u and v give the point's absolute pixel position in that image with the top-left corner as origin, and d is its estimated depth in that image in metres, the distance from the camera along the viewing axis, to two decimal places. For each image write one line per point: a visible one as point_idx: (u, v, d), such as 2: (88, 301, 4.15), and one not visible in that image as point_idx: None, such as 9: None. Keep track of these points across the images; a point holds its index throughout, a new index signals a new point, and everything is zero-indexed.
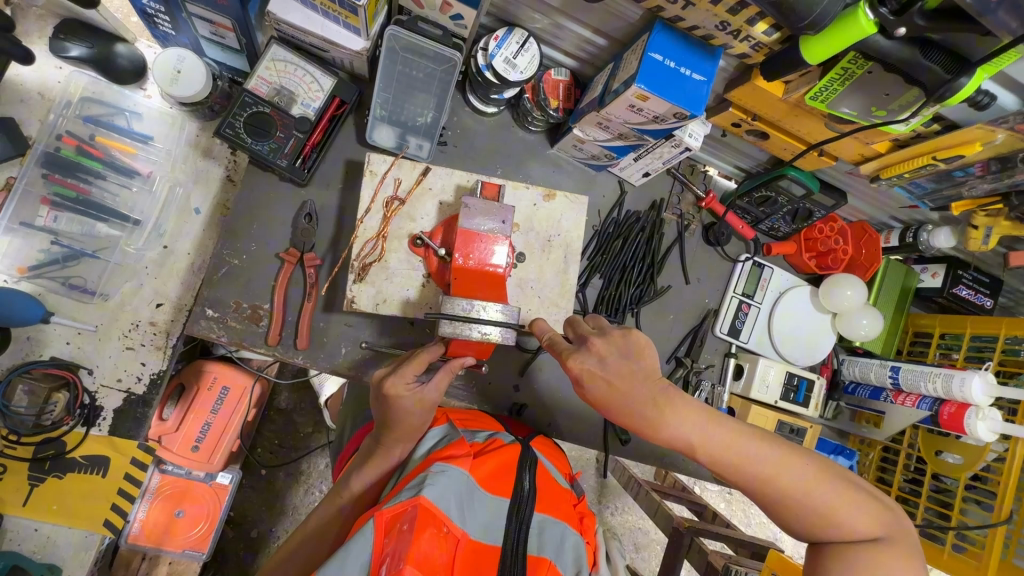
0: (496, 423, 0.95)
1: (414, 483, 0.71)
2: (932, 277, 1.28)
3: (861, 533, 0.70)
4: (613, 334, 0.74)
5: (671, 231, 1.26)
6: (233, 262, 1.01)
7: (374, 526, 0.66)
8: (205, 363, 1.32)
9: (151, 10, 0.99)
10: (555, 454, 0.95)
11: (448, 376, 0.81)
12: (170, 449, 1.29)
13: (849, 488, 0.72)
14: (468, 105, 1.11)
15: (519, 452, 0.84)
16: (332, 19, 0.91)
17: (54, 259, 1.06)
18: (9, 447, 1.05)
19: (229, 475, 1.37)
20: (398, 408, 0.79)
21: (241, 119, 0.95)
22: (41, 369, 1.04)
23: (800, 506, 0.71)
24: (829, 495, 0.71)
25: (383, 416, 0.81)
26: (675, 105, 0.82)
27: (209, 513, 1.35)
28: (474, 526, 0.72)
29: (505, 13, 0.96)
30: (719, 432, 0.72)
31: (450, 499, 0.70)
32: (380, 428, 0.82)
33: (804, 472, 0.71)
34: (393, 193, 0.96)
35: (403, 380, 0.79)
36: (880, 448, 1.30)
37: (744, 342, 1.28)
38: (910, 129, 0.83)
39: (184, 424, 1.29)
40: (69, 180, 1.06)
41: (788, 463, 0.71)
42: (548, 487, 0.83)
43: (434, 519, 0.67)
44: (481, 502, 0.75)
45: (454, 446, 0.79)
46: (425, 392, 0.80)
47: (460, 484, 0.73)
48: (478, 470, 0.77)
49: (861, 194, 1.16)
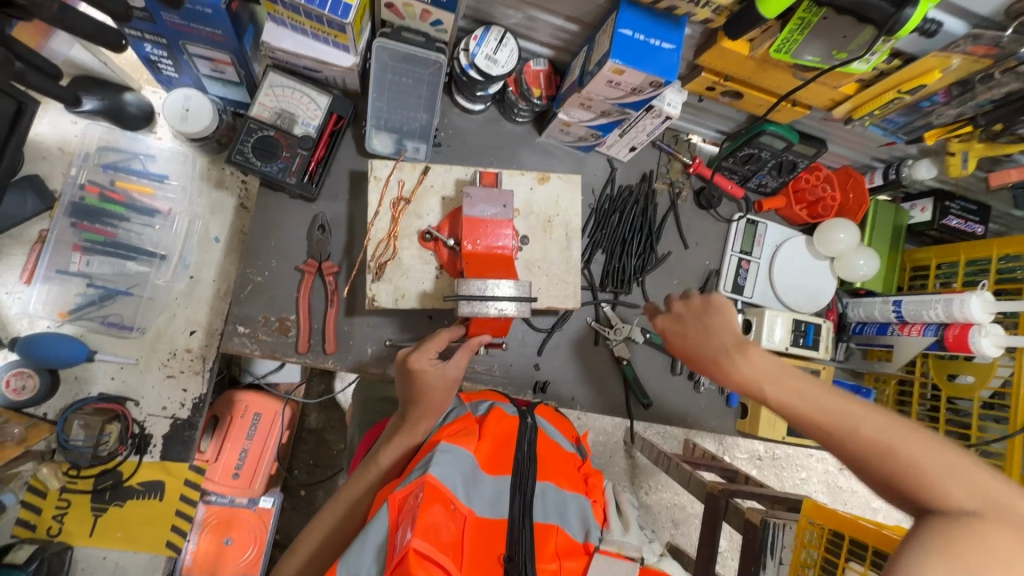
0: (499, 396, 0.99)
1: (421, 465, 0.77)
2: (921, 212, 1.33)
3: (954, 501, 0.62)
4: (693, 299, 0.85)
5: (663, 200, 1.31)
6: (257, 279, 1.07)
7: (387, 508, 0.72)
8: (234, 393, 1.40)
9: (155, 57, 1.06)
10: (560, 421, 1.00)
11: (468, 354, 0.89)
12: (212, 479, 1.36)
13: (943, 450, 0.65)
14: (456, 106, 1.18)
15: (518, 424, 0.88)
16: (322, 41, 0.98)
17: (90, 301, 1.14)
18: (70, 482, 1.12)
19: (271, 498, 1.42)
20: (423, 380, 0.87)
21: (249, 145, 1.02)
22: (93, 404, 1.12)
23: (880, 462, 0.66)
24: (915, 456, 0.65)
25: (410, 393, 0.88)
26: (649, 75, 0.88)
27: (256, 537, 1.39)
28: (479, 503, 0.77)
29: (481, 13, 1.03)
30: (793, 381, 0.73)
31: (455, 476, 0.75)
32: (405, 406, 0.88)
33: (888, 427, 0.67)
34: (399, 194, 1.02)
35: (426, 355, 0.87)
36: (895, 383, 1.34)
37: (748, 297, 1.33)
38: (871, 67, 0.88)
39: (223, 452, 1.37)
40: (97, 226, 1.14)
41: (865, 415, 0.68)
42: (551, 456, 0.87)
43: (441, 496, 0.71)
44: (485, 480, 0.80)
45: (457, 427, 0.84)
46: (447, 369, 0.87)
47: (464, 463, 0.78)
48: (480, 450, 0.82)
49: (841, 139, 1.21)
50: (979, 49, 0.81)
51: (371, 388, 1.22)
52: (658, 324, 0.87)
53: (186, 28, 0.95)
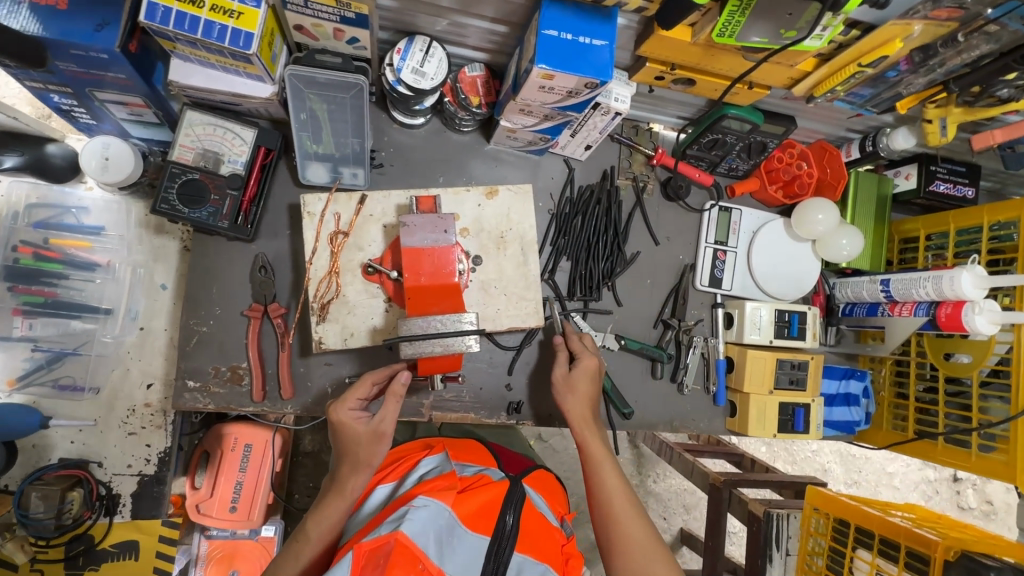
0: (489, 458, 0.95)
1: (394, 518, 0.70)
2: (906, 180, 1.24)
3: None
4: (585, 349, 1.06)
5: (629, 197, 1.24)
6: (202, 329, 1.02)
7: (351, 559, 0.65)
8: (221, 426, 1.23)
9: (67, 106, 1.00)
10: (550, 493, 0.95)
11: (394, 403, 0.85)
12: (209, 514, 1.23)
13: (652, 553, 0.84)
14: (394, 122, 1.11)
15: (507, 489, 0.79)
16: (233, 72, 0.91)
17: (38, 365, 1.09)
18: (41, 552, 1.10)
19: (274, 526, 1.32)
20: (348, 432, 0.84)
21: (174, 191, 0.96)
22: (53, 472, 1.08)
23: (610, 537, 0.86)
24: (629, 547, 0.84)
25: (340, 450, 0.85)
26: (583, 77, 0.80)
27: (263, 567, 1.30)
28: (452, 566, 0.69)
29: (403, 23, 0.95)
30: (597, 456, 0.93)
31: (430, 536, 0.68)
32: (338, 464, 0.84)
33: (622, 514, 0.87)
34: (336, 228, 0.96)
35: (352, 407, 0.87)
36: (891, 362, 1.27)
37: (727, 290, 1.26)
38: (827, 42, 0.80)
39: (217, 487, 1.23)
40: (34, 287, 1.07)
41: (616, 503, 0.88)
42: (535, 525, 0.79)
43: (410, 556, 0.65)
44: (462, 540, 0.72)
45: (440, 481, 0.78)
46: (377, 424, 0.84)
47: (442, 520, 0.70)
48: (463, 507, 0.74)
49: (810, 114, 1.12)
50: (940, 13, 0.73)
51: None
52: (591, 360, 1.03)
53: (88, 76, 0.89)
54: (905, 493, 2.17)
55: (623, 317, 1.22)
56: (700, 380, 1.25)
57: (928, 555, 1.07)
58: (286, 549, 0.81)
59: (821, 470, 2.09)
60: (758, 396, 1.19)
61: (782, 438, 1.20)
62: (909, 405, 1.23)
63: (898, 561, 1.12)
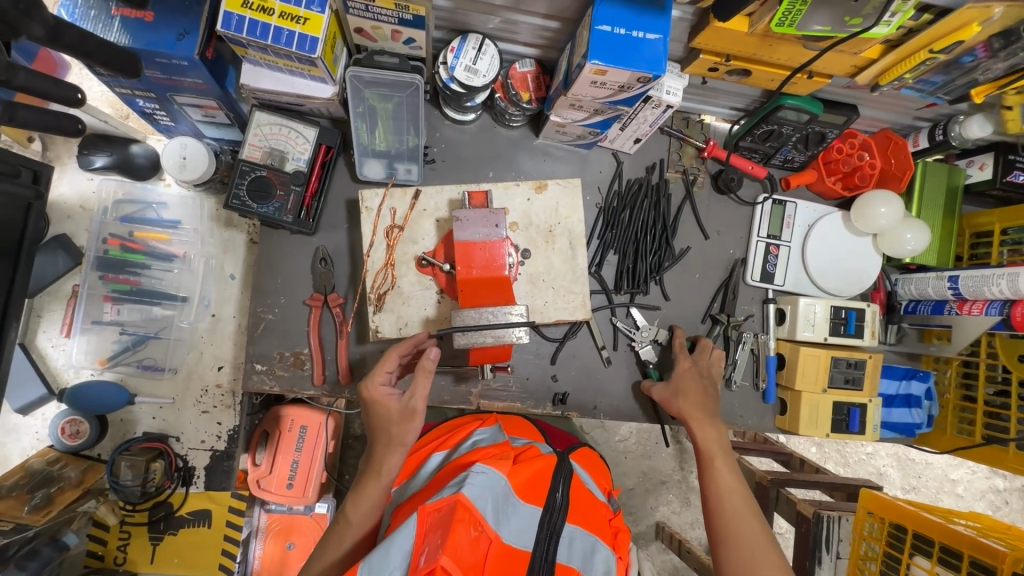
0: (537, 433, 0.98)
1: (455, 482, 0.71)
2: (980, 170, 1.17)
3: None
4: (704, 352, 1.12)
5: (678, 190, 1.23)
6: (268, 317, 1.09)
7: (416, 520, 0.65)
8: (279, 407, 1.26)
9: (150, 110, 1.09)
10: (596, 471, 0.97)
11: (427, 380, 0.85)
12: (269, 490, 1.22)
13: (771, 547, 0.84)
14: (446, 118, 1.14)
15: (556, 463, 0.83)
16: (298, 75, 0.96)
17: (125, 347, 1.21)
18: (128, 515, 1.20)
19: (327, 504, 1.29)
20: (382, 410, 0.86)
21: (244, 187, 1.02)
22: (139, 445, 1.19)
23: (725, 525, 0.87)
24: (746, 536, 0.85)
25: (374, 429, 0.86)
26: (636, 72, 0.80)
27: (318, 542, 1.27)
28: (507, 531, 0.72)
29: (457, 23, 0.98)
30: (715, 449, 0.96)
31: (489, 501, 0.70)
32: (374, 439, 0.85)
33: (738, 504, 0.89)
34: (392, 222, 1.01)
35: (383, 385, 0.88)
36: (958, 364, 1.21)
37: (780, 286, 1.23)
38: (896, 27, 0.77)
39: (275, 464, 1.23)
40: (122, 276, 1.19)
41: (735, 494, 0.90)
42: (581, 498, 0.82)
43: (471, 518, 0.65)
44: (515, 508, 0.74)
45: (494, 452, 0.80)
46: (410, 401, 0.85)
47: (499, 488, 0.72)
48: (516, 477, 0.77)
49: (874, 102, 1.07)
50: None
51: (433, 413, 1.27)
52: (691, 368, 1.08)
53: (170, 81, 0.96)
54: (970, 502, 2.05)
55: (670, 312, 1.22)
56: (749, 377, 1.23)
57: (993, 565, 1.02)
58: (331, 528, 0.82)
59: (876, 474, 2.01)
60: (810, 395, 1.16)
61: (836, 438, 1.17)
62: (977, 409, 1.17)
63: (960, 570, 1.07)
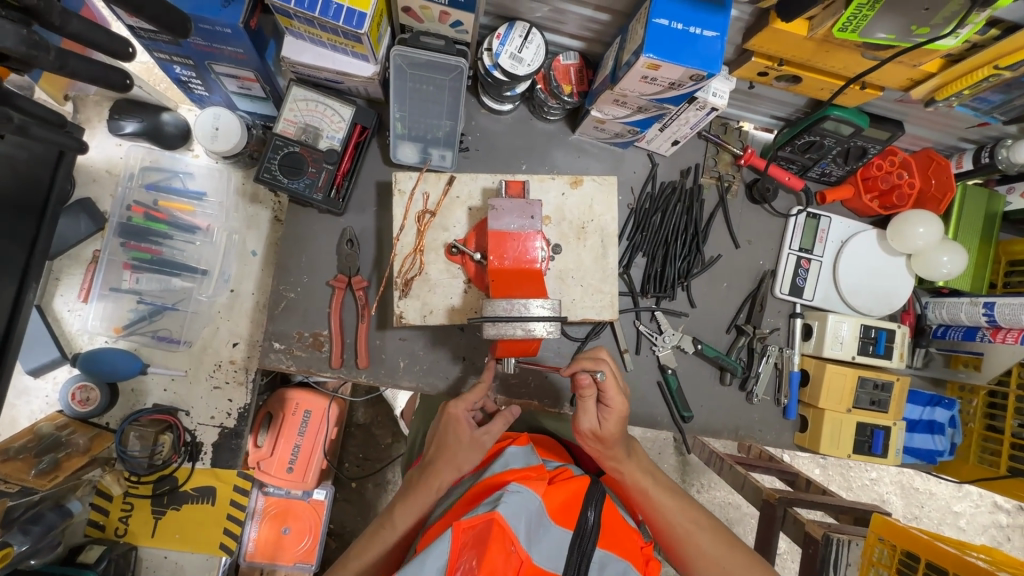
0: (565, 454, 0.94)
1: (489, 500, 0.67)
2: (1021, 198, 1.15)
3: None
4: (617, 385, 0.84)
5: (711, 196, 1.21)
6: (290, 295, 1.07)
7: (450, 537, 0.62)
8: (285, 389, 1.31)
9: (185, 78, 1.07)
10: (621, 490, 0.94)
11: (502, 422, 0.86)
12: (269, 472, 1.28)
13: (735, 548, 0.87)
14: (483, 107, 1.12)
15: (589, 485, 0.77)
16: (340, 52, 0.95)
17: (141, 316, 1.20)
18: (133, 486, 1.18)
19: (324, 490, 1.36)
20: (455, 431, 0.83)
21: (276, 162, 1.00)
22: (148, 416, 1.17)
23: (687, 547, 0.87)
24: (710, 546, 0.86)
25: (438, 443, 0.84)
26: (689, 68, 0.78)
27: (312, 527, 1.35)
28: (539, 554, 0.66)
29: (505, 10, 0.96)
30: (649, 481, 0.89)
31: (525, 520, 0.65)
32: (431, 455, 0.84)
33: (695, 518, 0.88)
34: (424, 207, 0.99)
35: (465, 403, 0.86)
36: (984, 394, 1.19)
37: (809, 300, 1.20)
38: (962, 41, 0.75)
39: (278, 448, 1.28)
40: (143, 245, 1.19)
41: (687, 515, 0.88)
42: (613, 523, 0.76)
43: (504, 540, 0.62)
44: (547, 530, 0.69)
45: (530, 471, 0.76)
46: (481, 434, 0.83)
47: (533, 507, 0.67)
48: (550, 498, 0.72)
49: (921, 119, 1.05)
50: None
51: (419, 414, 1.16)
52: (623, 403, 0.84)
53: (209, 49, 0.94)
54: (972, 536, 2.01)
55: (696, 319, 1.20)
56: (770, 391, 1.21)
57: None
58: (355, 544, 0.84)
59: (879, 501, 1.98)
60: (834, 414, 1.14)
61: (857, 460, 1.15)
62: (1002, 440, 1.14)
63: None
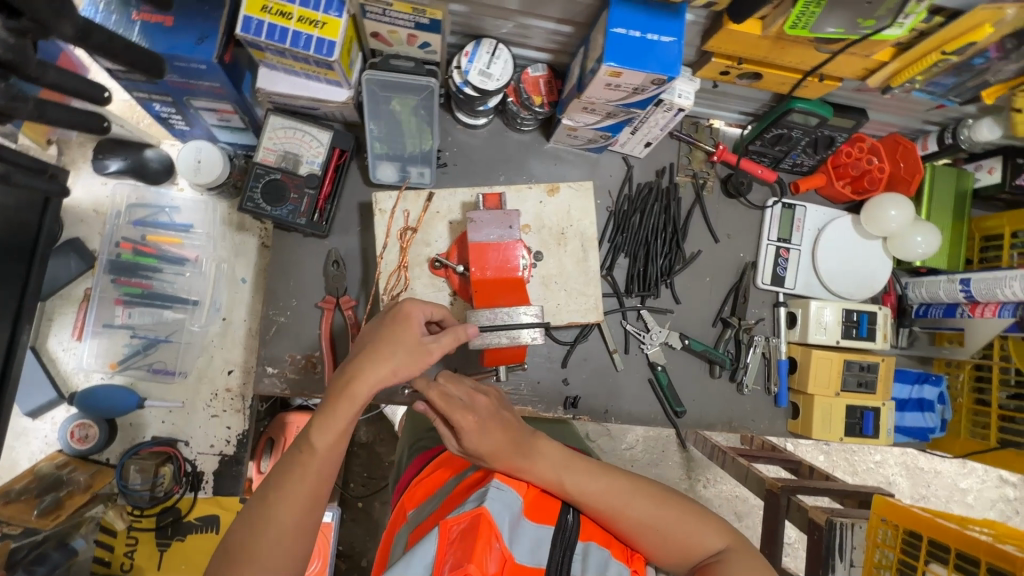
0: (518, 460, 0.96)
1: (474, 497, 0.67)
2: (989, 174, 1.17)
3: (691, 534, 0.73)
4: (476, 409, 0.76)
5: (688, 194, 1.23)
6: (280, 319, 1.09)
7: (439, 534, 0.60)
8: (285, 414, 1.25)
9: (165, 114, 1.10)
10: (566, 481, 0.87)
11: (452, 338, 0.76)
12: None
13: (673, 504, 0.75)
14: (458, 123, 1.15)
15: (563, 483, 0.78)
16: (314, 79, 0.97)
17: (136, 350, 1.21)
18: (136, 520, 1.18)
19: (330, 512, 1.37)
20: (403, 330, 0.73)
21: (258, 190, 1.03)
22: (148, 448, 1.18)
23: (625, 524, 0.73)
24: (648, 511, 0.74)
25: (377, 335, 0.74)
26: (650, 73, 0.81)
27: (320, 550, 1.34)
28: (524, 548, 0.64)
29: (471, 28, 0.99)
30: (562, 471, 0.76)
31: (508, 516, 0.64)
32: (368, 346, 0.73)
33: (622, 486, 0.76)
34: (405, 224, 1.01)
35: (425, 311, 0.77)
36: (970, 368, 1.21)
37: (790, 289, 1.23)
38: (908, 30, 0.78)
39: None
40: (134, 279, 1.20)
41: (611, 489, 0.75)
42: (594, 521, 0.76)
43: (491, 533, 0.60)
44: (532, 527, 0.67)
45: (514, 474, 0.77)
46: (430, 344, 0.74)
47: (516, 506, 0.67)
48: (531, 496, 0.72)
49: (883, 106, 1.08)
50: None
51: (416, 418, 1.17)
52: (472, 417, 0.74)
53: (187, 85, 0.97)
54: (981, 511, 2.03)
55: (681, 315, 1.22)
56: (760, 380, 1.22)
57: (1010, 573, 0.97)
58: (245, 513, 0.66)
59: (885, 483, 1.99)
60: (823, 398, 1.15)
61: (850, 442, 1.16)
62: (991, 413, 1.17)
63: None
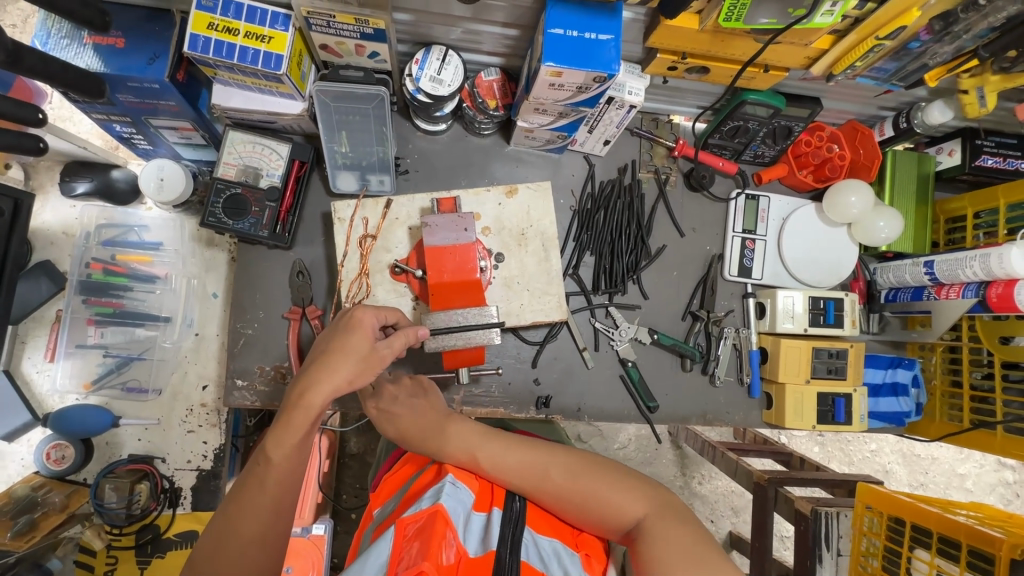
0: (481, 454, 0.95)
1: (430, 495, 0.67)
2: (949, 156, 1.17)
3: (608, 503, 0.70)
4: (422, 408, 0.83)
5: (651, 189, 1.24)
6: (247, 332, 1.10)
7: (394, 533, 0.61)
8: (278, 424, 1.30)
9: (127, 134, 1.11)
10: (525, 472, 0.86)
11: (404, 339, 0.77)
12: None
13: (592, 473, 0.72)
14: (418, 130, 1.16)
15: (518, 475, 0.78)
16: (268, 93, 0.98)
17: (109, 369, 1.20)
18: (115, 539, 1.19)
19: (323, 524, 1.37)
20: (354, 339, 0.72)
21: (220, 205, 1.04)
22: (124, 467, 1.18)
23: (544, 496, 0.72)
24: (565, 480, 0.72)
25: (330, 344, 0.72)
26: (590, 71, 0.82)
27: (314, 564, 1.33)
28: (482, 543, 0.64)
29: (420, 36, 1.00)
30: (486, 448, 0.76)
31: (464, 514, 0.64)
32: (319, 357, 0.72)
33: (542, 459, 0.74)
34: (364, 231, 1.02)
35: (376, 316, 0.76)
36: (943, 349, 1.20)
37: (758, 279, 1.23)
38: (840, 17, 0.79)
39: None
40: (105, 299, 1.19)
41: (530, 463, 0.74)
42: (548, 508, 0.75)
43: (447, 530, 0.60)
44: (490, 522, 0.67)
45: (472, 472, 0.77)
46: (380, 349, 0.74)
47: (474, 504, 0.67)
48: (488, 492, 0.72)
49: (835, 93, 1.09)
50: None
51: None
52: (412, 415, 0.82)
53: (143, 104, 0.98)
54: (981, 496, 2.01)
55: (650, 311, 1.22)
56: (732, 371, 1.22)
57: (992, 556, 0.92)
58: (209, 530, 0.64)
59: (882, 471, 1.97)
60: (795, 386, 1.15)
61: (823, 430, 1.16)
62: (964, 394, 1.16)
63: (960, 561, 0.97)
